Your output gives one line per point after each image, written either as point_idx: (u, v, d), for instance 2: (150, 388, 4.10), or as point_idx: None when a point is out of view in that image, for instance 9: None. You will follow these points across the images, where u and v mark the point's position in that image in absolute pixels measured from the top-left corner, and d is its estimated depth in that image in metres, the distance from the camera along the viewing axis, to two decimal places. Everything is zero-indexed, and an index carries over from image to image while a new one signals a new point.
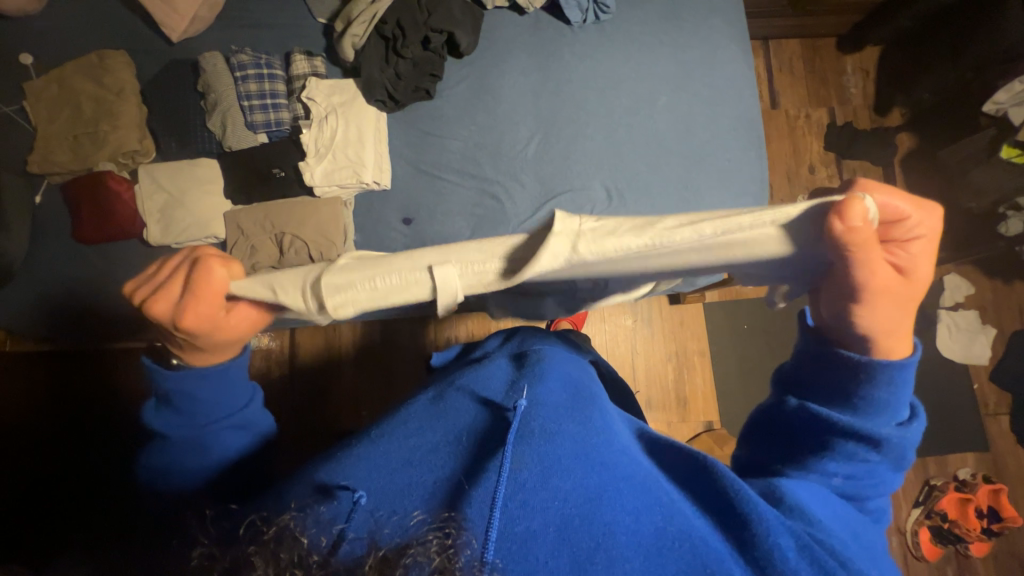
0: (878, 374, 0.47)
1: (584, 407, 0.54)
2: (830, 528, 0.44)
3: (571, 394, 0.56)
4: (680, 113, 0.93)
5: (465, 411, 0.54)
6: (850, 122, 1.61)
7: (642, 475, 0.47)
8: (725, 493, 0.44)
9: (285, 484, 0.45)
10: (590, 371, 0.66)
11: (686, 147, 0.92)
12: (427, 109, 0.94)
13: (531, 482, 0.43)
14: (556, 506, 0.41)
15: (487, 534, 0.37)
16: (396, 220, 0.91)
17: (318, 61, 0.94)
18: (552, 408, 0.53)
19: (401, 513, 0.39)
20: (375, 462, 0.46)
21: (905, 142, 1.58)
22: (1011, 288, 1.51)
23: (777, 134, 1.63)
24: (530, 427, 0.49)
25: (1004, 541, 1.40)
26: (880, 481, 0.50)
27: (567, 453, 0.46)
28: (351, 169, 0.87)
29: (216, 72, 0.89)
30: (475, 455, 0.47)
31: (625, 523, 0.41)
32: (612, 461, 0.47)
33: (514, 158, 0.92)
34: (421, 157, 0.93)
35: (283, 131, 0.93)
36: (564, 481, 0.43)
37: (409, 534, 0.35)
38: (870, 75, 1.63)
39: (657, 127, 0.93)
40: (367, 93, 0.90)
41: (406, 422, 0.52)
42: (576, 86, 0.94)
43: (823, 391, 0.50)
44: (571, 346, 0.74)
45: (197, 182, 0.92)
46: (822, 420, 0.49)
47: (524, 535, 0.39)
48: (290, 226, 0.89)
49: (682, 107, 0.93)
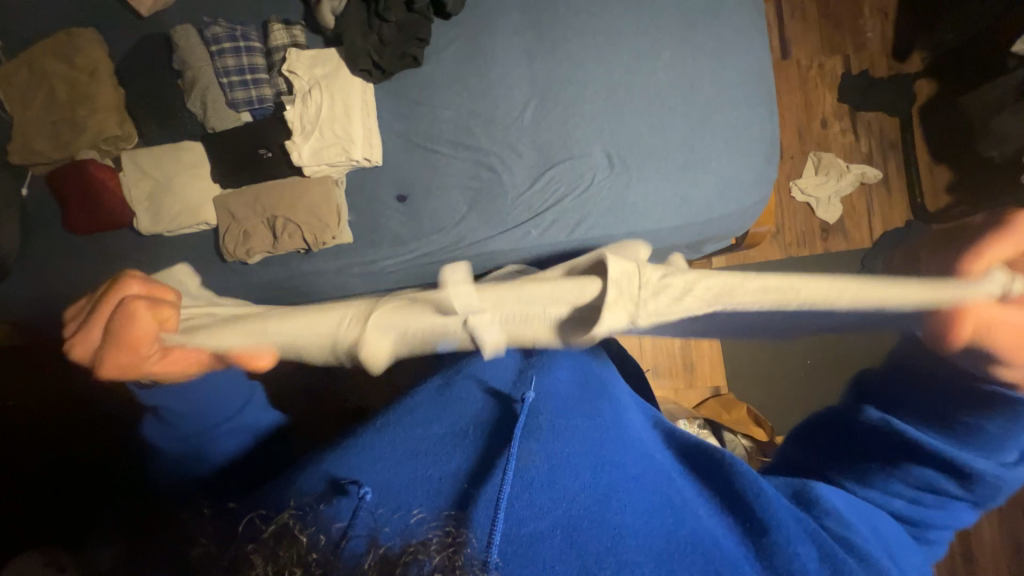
0: (1008, 413, 0.53)
1: (591, 402, 0.59)
2: (860, 534, 0.51)
3: (581, 391, 0.61)
4: (684, 68, 0.87)
5: (474, 402, 0.58)
6: (866, 70, 1.52)
7: (647, 476, 0.51)
8: (740, 491, 0.52)
9: (296, 474, 0.47)
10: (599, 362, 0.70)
11: (691, 104, 0.86)
12: (415, 76, 0.89)
13: (538, 482, 0.47)
14: (563, 507, 0.45)
15: (492, 531, 0.40)
16: (390, 197, 0.88)
17: (297, 29, 0.88)
18: (560, 409, 0.57)
19: (406, 510, 0.41)
20: (380, 458, 0.49)
21: (924, 89, 1.49)
22: None
23: (787, 88, 1.54)
24: (538, 425, 0.53)
25: None
26: (949, 519, 0.55)
27: (575, 451, 0.51)
28: (340, 146, 0.83)
29: (190, 47, 0.84)
30: (485, 454, 0.50)
31: (635, 525, 0.45)
32: (615, 458, 0.52)
33: (509, 126, 0.88)
34: (412, 128, 0.89)
35: (266, 108, 0.88)
36: (570, 481, 0.48)
37: (414, 529, 0.37)
38: (888, 17, 1.52)
39: (661, 84, 0.87)
40: (351, 63, 0.84)
41: (412, 418, 0.55)
42: (573, 44, 0.88)
43: (916, 410, 0.57)
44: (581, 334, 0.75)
45: (183, 167, 0.88)
46: (902, 435, 0.55)
47: (529, 537, 0.42)
48: (283, 209, 0.86)
49: (687, 61, 0.87)
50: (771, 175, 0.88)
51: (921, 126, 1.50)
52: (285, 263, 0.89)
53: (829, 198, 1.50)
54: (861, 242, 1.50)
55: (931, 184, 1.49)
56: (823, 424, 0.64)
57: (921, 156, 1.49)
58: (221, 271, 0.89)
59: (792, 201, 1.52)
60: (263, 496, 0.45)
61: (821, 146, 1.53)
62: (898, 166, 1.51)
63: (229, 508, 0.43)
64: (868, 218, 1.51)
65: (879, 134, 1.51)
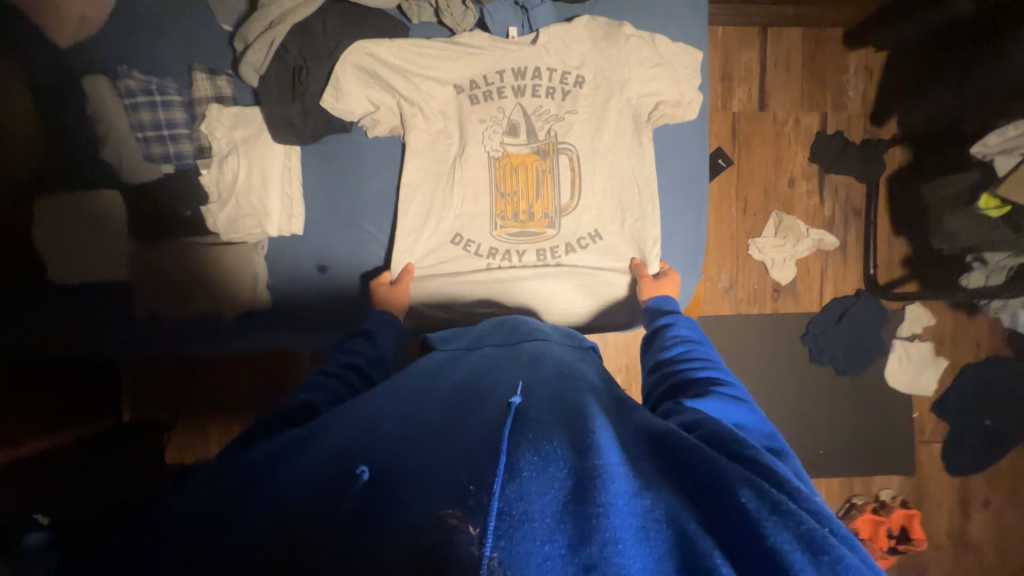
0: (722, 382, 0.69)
1: (578, 395, 0.59)
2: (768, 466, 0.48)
3: (571, 384, 0.63)
4: (618, 166, 0.97)
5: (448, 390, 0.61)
6: (841, 131, 1.48)
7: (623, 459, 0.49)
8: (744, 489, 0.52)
9: (301, 453, 0.49)
10: (587, 362, 0.75)
11: (630, 189, 0.97)
12: (344, 142, 0.88)
13: (529, 469, 0.44)
14: (551, 495, 0.42)
15: (487, 511, 0.39)
16: (310, 267, 0.89)
17: (221, 81, 0.84)
18: (554, 403, 0.56)
19: (401, 496, 0.42)
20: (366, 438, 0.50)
21: (897, 157, 1.46)
22: (972, 320, 1.48)
23: (760, 141, 1.51)
24: (529, 419, 0.51)
25: (910, 556, 1.50)
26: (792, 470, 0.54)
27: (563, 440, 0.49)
28: (255, 218, 0.84)
29: (101, 98, 0.81)
30: (471, 438, 0.48)
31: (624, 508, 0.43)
32: (605, 442, 0.49)
33: (472, 185, 0.93)
34: (340, 198, 0.89)
35: (185, 164, 0.84)
36: (560, 469, 0.45)
37: (413, 530, 0.39)
38: (873, 76, 1.46)
39: (608, 170, 0.96)
40: (272, 128, 0.82)
41: (406, 399, 0.59)
42: (533, 114, 0.93)
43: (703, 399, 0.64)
44: (568, 335, 0.87)
45: (98, 218, 0.85)
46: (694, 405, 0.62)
47: (523, 516, 0.39)
48: (204, 272, 0.87)
49: (622, 161, 0.97)
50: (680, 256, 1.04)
51: (888, 194, 1.48)
52: (200, 324, 0.91)
53: (784, 260, 1.50)
54: (809, 307, 1.52)
55: (887, 254, 1.49)
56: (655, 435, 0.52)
57: (881, 227, 1.49)
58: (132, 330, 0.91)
59: (748, 259, 1.52)
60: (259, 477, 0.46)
61: (785, 206, 1.51)
62: (857, 234, 1.51)
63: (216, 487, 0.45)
64: (820, 282, 1.52)
65: (844, 199, 1.50)
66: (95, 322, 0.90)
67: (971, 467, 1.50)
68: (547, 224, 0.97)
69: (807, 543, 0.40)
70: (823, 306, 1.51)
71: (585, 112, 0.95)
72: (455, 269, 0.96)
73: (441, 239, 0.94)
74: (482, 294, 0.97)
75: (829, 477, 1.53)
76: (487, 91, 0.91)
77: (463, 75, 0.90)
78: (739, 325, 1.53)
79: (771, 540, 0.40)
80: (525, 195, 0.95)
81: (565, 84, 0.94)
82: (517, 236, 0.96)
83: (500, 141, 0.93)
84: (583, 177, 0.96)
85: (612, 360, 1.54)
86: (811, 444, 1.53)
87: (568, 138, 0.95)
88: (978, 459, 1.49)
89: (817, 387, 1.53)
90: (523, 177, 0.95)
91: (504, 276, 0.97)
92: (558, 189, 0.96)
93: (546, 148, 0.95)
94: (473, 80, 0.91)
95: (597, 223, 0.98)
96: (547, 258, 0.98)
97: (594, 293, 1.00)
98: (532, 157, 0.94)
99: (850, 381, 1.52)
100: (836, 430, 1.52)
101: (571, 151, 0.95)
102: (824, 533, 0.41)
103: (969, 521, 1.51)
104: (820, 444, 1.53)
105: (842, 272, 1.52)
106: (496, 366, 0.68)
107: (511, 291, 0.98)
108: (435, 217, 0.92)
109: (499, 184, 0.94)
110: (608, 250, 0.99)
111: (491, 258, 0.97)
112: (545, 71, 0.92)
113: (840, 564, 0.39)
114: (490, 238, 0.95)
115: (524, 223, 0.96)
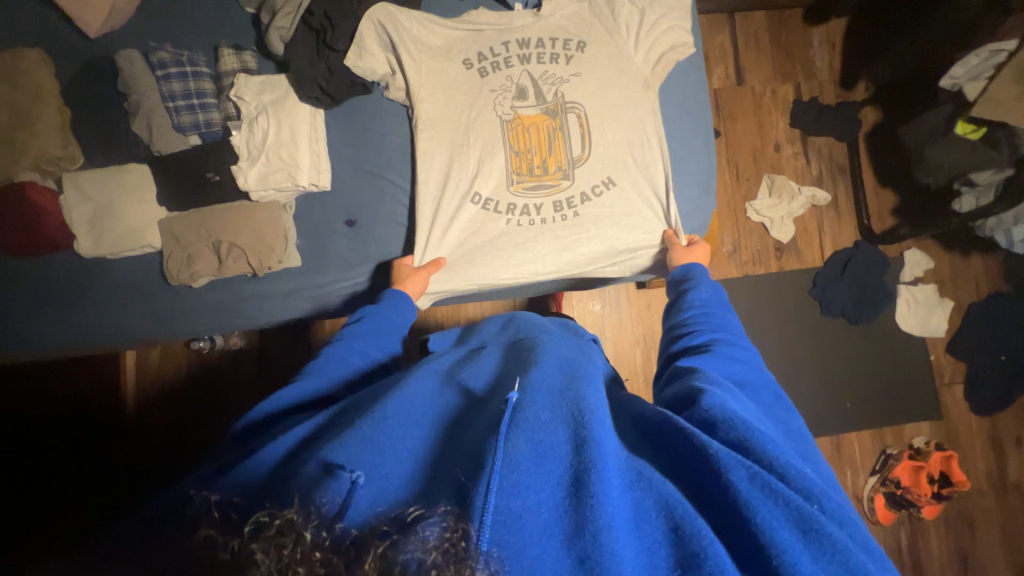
0: (725, 343, 0.71)
1: (574, 386, 0.61)
2: (762, 444, 0.51)
3: (569, 375, 0.64)
4: (630, 116, 0.93)
5: (453, 399, 0.63)
6: (816, 97, 1.59)
7: (620, 453, 0.52)
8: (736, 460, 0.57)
9: (301, 459, 0.51)
10: (584, 351, 0.78)
11: (642, 139, 0.94)
12: (366, 104, 0.93)
13: (525, 464, 0.47)
14: (547, 492, 0.46)
15: (482, 509, 0.42)
16: (339, 221, 0.91)
17: (247, 55, 0.89)
18: (552, 397, 0.58)
19: (406, 502, 0.45)
20: (370, 447, 0.51)
21: (870, 116, 1.57)
22: (969, 260, 1.54)
23: (743, 113, 1.60)
24: (523, 416, 0.52)
25: (954, 503, 1.47)
26: (784, 433, 0.60)
27: (556, 438, 0.51)
28: (286, 171, 0.85)
29: (134, 71, 0.85)
30: (471, 446, 0.51)
31: (617, 496, 0.46)
32: (598, 434, 0.51)
33: (487, 143, 0.92)
34: (363, 155, 0.92)
35: (213, 132, 0.88)
36: (556, 466, 0.49)
37: (408, 530, 0.40)
38: (836, 47, 1.59)
39: (620, 120, 0.93)
40: (298, 90, 0.86)
41: (407, 399, 0.60)
42: (538, 74, 0.93)
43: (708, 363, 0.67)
44: (573, 330, 0.93)
45: (130, 188, 0.87)
46: (694, 370, 0.65)
47: (519, 512, 0.43)
48: (226, 233, 0.86)
49: (635, 110, 0.93)
50: (707, 200, 0.97)
51: (868, 150, 1.57)
52: (233, 289, 0.90)
53: (782, 219, 1.55)
54: (812, 262, 1.56)
55: (877, 205, 1.56)
56: (652, 425, 0.57)
57: (867, 180, 1.57)
58: (168, 299, 0.90)
59: (748, 221, 1.57)
60: (255, 491, 0.48)
61: (774, 169, 1.59)
62: (846, 189, 1.58)
63: (232, 490, 0.48)
64: (819, 237, 1.57)
65: (828, 158, 1.59)
66: (118, 296, 0.90)
67: (996, 405, 1.50)
68: (562, 177, 0.93)
69: (797, 520, 0.45)
70: (825, 260, 1.56)
71: (590, 71, 0.93)
72: (473, 226, 0.94)
73: (460, 200, 0.92)
74: (504, 249, 0.94)
75: (860, 430, 1.51)
76: (494, 62, 0.93)
77: (471, 49, 0.93)
78: (749, 286, 1.56)
79: (755, 518, 0.45)
80: (539, 151, 0.93)
81: (568, 48, 0.94)
82: (529, 195, 0.94)
83: (510, 105, 0.93)
84: (593, 133, 0.93)
85: (629, 332, 1.54)
86: (837, 398, 1.53)
87: (576, 96, 0.93)
88: (1001, 395, 1.50)
89: (833, 339, 1.54)
90: (535, 136, 0.93)
91: (523, 233, 0.94)
92: (570, 144, 0.93)
93: (554, 107, 0.93)
94: (481, 54, 0.93)
95: (613, 170, 0.94)
96: (566, 212, 0.94)
97: (618, 244, 0.95)
98: (543, 117, 0.93)
99: (864, 331, 1.55)
100: (858, 381, 1.53)
101: (580, 108, 0.93)
102: (811, 510, 0.45)
103: (1004, 460, 1.50)
104: (845, 397, 1.53)
105: (839, 226, 1.57)
106: (502, 367, 0.70)
107: (530, 250, 0.94)
108: (452, 181, 0.92)
109: (513, 143, 0.93)
110: (629, 199, 0.94)
111: (510, 215, 0.94)
112: (548, 39, 0.94)
113: (824, 539, 0.44)
114: (505, 196, 0.93)
115: (539, 177, 0.93)
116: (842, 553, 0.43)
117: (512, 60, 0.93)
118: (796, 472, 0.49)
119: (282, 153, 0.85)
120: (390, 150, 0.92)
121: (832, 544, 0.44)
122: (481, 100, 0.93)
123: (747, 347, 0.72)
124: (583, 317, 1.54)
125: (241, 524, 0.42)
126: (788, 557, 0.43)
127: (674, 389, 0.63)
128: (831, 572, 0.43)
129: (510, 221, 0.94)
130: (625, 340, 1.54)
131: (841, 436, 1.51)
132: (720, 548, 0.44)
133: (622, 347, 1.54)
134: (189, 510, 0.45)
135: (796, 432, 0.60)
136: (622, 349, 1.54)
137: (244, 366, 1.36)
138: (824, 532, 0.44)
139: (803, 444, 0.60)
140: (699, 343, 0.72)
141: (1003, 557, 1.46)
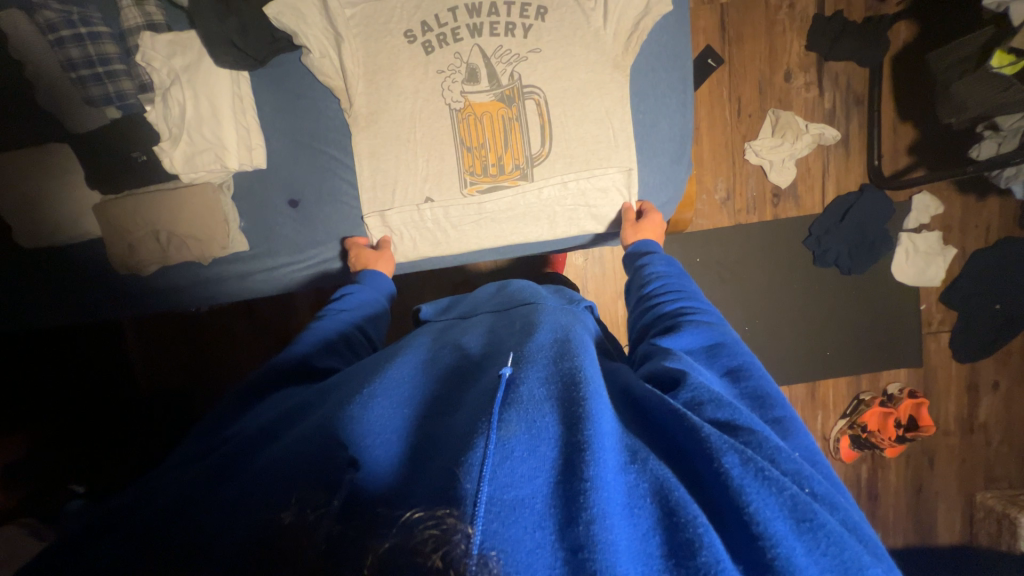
0: (694, 308, 0.66)
1: (570, 356, 0.56)
2: (763, 435, 0.44)
3: (561, 343, 0.59)
4: (593, 101, 0.83)
5: (447, 373, 0.59)
6: (841, 12, 1.36)
7: (616, 431, 0.46)
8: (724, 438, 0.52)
9: (290, 432, 0.50)
10: (578, 321, 0.72)
11: (609, 131, 0.84)
12: (294, 64, 0.82)
13: (519, 450, 0.41)
14: (541, 479, 0.40)
15: (476, 497, 0.36)
16: (281, 203, 0.86)
17: (150, 6, 0.77)
18: (544, 371, 0.52)
19: (397, 493, 0.39)
20: (360, 425, 0.48)
21: (901, 34, 1.36)
22: (982, 203, 1.43)
23: (753, 33, 1.38)
24: (519, 394, 0.47)
25: (917, 442, 1.54)
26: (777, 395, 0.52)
27: (550, 420, 0.45)
28: (213, 152, 0.81)
29: (19, 33, 0.73)
30: (458, 427, 0.46)
31: (611, 481, 0.40)
32: (596, 412, 0.45)
33: (438, 123, 0.84)
34: (301, 128, 0.84)
35: (130, 105, 0.79)
36: (550, 448, 0.42)
37: (404, 530, 0.33)
38: None
39: (586, 106, 0.83)
40: (210, 51, 0.77)
41: (394, 379, 0.57)
42: (488, 29, 0.82)
43: (682, 334, 0.60)
44: (568, 295, 0.87)
45: (51, 172, 0.79)
46: (666, 346, 0.59)
47: (514, 503, 0.37)
48: (164, 219, 0.82)
49: (601, 79, 0.83)
50: (681, 169, 0.89)
51: (891, 78, 1.39)
52: (185, 272, 0.86)
53: (783, 161, 1.42)
54: (812, 208, 1.45)
55: (891, 143, 1.41)
56: (638, 405, 0.50)
57: (885, 113, 1.40)
58: (127, 282, 0.86)
59: (745, 164, 1.43)
60: (235, 477, 0.45)
61: (782, 102, 1.41)
62: (860, 124, 1.42)
63: (228, 469, 0.46)
64: (822, 181, 1.44)
65: (845, 88, 1.40)
66: (62, 287, 0.86)
67: (980, 352, 1.49)
68: (521, 177, 0.86)
69: (791, 508, 0.38)
70: (825, 206, 1.45)
71: (551, 47, 0.82)
72: (425, 222, 0.88)
73: (412, 206, 0.87)
74: (461, 250, 0.90)
75: (837, 378, 1.53)
76: (441, 34, 0.82)
77: (413, 19, 0.82)
78: (742, 235, 1.46)
79: (753, 509, 0.37)
80: (494, 147, 0.84)
81: (526, 16, 0.82)
82: (485, 201, 0.87)
83: (460, 90, 0.83)
84: (555, 124, 0.84)
85: (611, 286, 1.47)
86: (817, 347, 1.52)
87: (534, 79, 0.83)
88: (987, 344, 1.48)
89: (822, 289, 1.50)
90: (489, 127, 0.84)
91: (476, 240, 0.89)
92: (529, 139, 0.84)
93: (510, 93, 0.83)
94: (425, 23, 0.82)
95: (573, 165, 0.85)
96: (523, 220, 0.88)
97: (578, 242, 0.92)
98: (497, 105, 0.83)
99: (856, 280, 1.50)
100: (843, 330, 1.51)
101: (539, 94, 0.83)
102: (805, 498, 0.39)
103: (978, 404, 1.53)
104: (828, 346, 1.52)
105: (848, 168, 1.44)
106: (493, 337, 0.66)
107: (487, 254, 0.91)
108: (403, 174, 0.85)
109: (465, 138, 0.84)
110: (590, 203, 0.87)
111: (465, 218, 0.88)
112: (502, 4, 0.81)
113: (819, 530, 0.37)
114: (456, 204, 0.87)
115: (495, 177, 0.86)
116: (837, 545, 0.36)
117: (461, 33, 0.82)
118: (783, 456, 0.42)
119: (212, 133, 0.80)
120: (324, 127, 0.84)
121: (825, 536, 0.37)
122: (421, 63, 0.82)
123: (713, 311, 0.67)
124: (565, 269, 1.47)
125: (235, 513, 0.40)
126: (784, 550, 0.36)
127: (654, 364, 0.57)
128: (825, 567, 0.35)
129: (466, 224, 0.88)
130: (607, 293, 1.48)
131: (817, 384, 1.54)
132: (716, 536, 0.37)
133: (603, 300, 1.48)
134: (174, 485, 0.45)
135: (759, 395, 0.52)
136: (604, 302, 1.49)
137: (234, 336, 1.28)
138: (817, 521, 0.37)
139: (769, 408, 0.50)
140: (671, 312, 0.66)
141: (957, 490, 1.55)
